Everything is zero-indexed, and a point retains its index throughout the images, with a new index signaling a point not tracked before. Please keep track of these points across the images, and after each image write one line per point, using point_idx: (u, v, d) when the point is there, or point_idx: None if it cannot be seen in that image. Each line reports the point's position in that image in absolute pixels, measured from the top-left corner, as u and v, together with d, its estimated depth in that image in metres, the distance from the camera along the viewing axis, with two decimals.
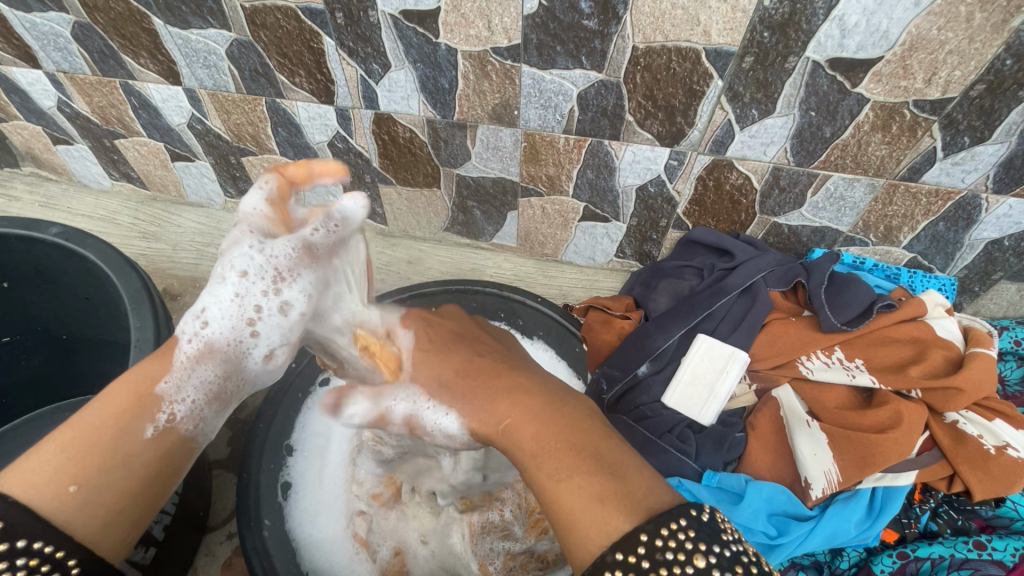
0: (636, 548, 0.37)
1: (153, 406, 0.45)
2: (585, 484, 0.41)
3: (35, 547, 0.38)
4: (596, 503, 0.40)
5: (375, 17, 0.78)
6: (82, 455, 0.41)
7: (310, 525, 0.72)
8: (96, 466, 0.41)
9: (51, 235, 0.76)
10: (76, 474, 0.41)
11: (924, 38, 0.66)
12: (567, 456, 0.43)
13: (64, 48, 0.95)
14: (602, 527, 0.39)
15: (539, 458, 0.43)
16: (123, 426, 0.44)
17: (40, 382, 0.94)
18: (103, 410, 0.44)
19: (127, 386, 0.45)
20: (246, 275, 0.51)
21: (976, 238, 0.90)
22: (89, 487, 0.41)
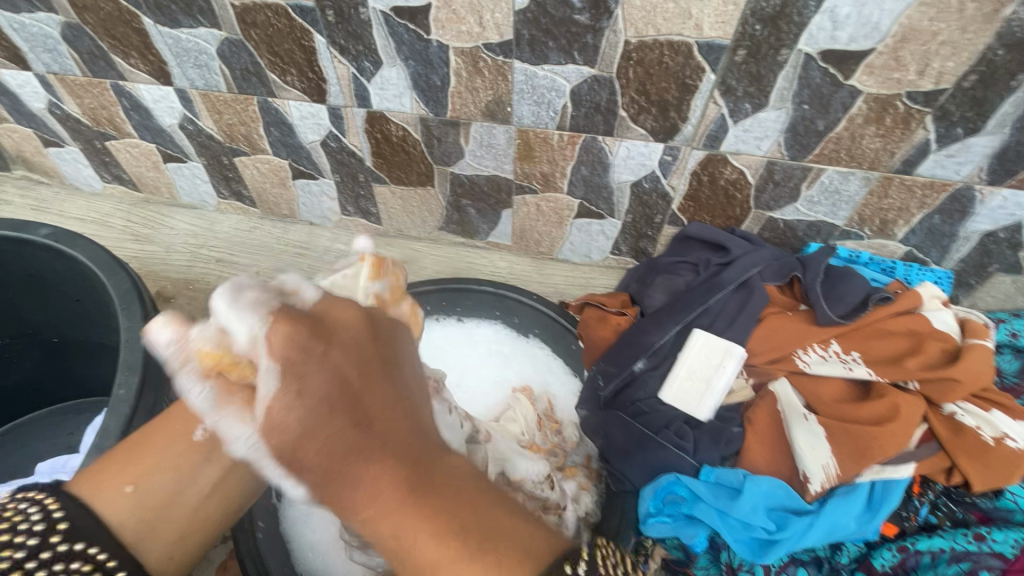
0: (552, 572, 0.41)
1: (194, 421, 0.52)
2: (446, 536, 0.40)
3: (88, 552, 0.45)
4: (456, 563, 0.39)
5: (366, 14, 0.78)
6: (139, 463, 0.51)
7: (303, 526, 0.72)
8: (148, 476, 0.50)
9: (41, 236, 0.75)
10: (132, 477, 0.50)
11: (916, 29, 0.66)
12: (444, 523, 0.40)
13: (54, 49, 0.94)
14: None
15: (388, 499, 0.40)
16: (177, 438, 0.52)
17: (33, 386, 0.93)
18: (169, 429, 0.53)
19: (175, 413, 0.53)
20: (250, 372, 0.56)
21: (972, 230, 0.89)
22: (141, 490, 0.50)
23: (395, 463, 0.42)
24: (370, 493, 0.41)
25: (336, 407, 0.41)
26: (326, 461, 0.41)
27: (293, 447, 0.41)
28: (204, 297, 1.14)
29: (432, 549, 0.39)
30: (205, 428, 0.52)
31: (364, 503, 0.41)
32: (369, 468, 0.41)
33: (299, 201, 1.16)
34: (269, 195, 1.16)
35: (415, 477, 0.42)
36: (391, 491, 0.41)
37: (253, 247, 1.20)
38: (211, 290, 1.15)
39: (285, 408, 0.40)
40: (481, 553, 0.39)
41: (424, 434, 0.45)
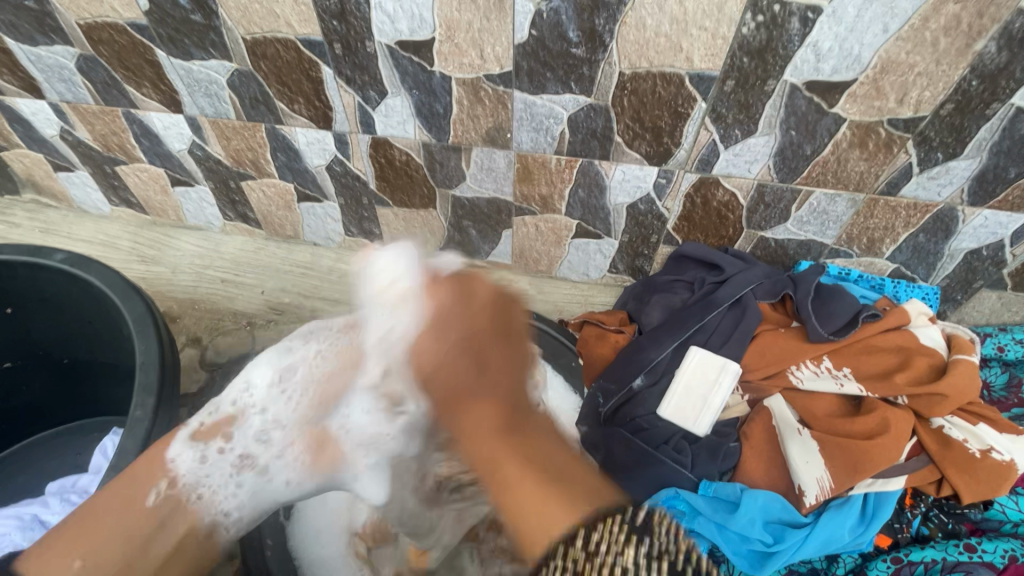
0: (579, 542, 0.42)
1: (146, 486, 0.57)
2: (540, 480, 0.46)
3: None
4: (552, 504, 0.44)
5: (372, 47, 0.81)
6: (81, 539, 0.52)
7: (314, 543, 0.74)
8: (95, 544, 0.52)
9: (56, 261, 0.77)
10: (79, 551, 0.52)
11: (894, 62, 0.70)
12: (520, 462, 0.48)
13: (68, 79, 0.97)
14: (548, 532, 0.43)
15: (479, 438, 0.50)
16: (129, 503, 0.55)
17: (42, 407, 0.95)
18: (111, 496, 0.56)
19: (122, 483, 0.57)
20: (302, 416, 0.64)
21: (956, 248, 0.93)
22: (86, 562, 0.51)
23: (505, 394, 0.52)
24: (469, 430, 0.51)
25: (465, 352, 0.52)
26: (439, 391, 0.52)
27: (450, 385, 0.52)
28: (211, 317, 1.18)
29: (517, 481, 0.47)
30: (161, 489, 0.57)
31: (473, 437, 0.50)
32: (483, 412, 0.51)
33: (303, 222, 1.19)
34: (274, 217, 1.19)
35: (510, 429, 0.50)
36: (490, 425, 0.50)
37: (258, 267, 1.23)
38: (216, 310, 1.18)
39: (430, 347, 0.53)
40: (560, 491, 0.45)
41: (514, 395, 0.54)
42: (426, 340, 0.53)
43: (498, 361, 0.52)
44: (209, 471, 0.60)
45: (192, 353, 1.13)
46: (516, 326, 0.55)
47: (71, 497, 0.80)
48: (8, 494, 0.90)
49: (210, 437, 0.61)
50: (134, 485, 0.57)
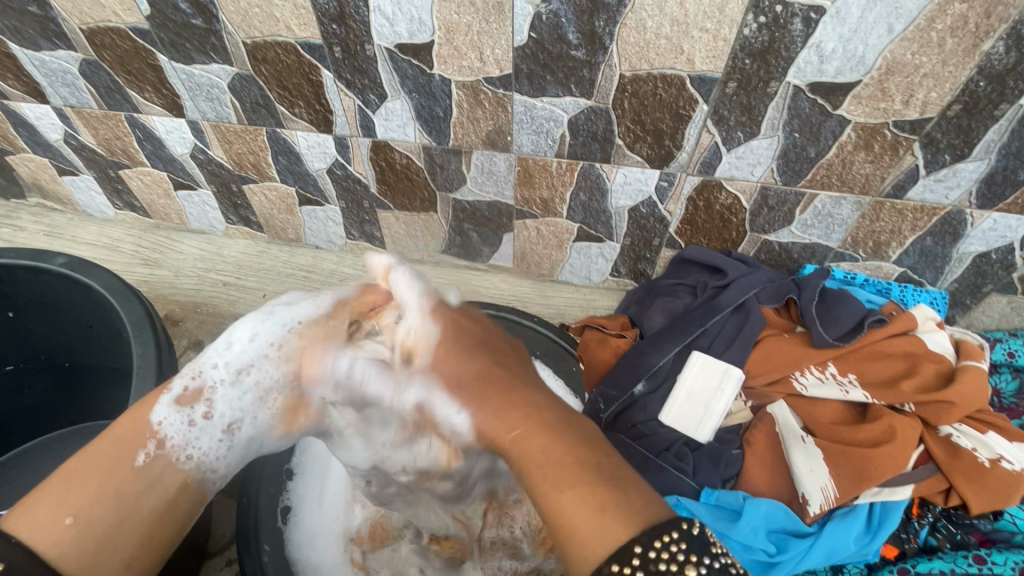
0: (630, 560, 0.41)
1: (144, 438, 0.51)
2: (597, 496, 0.44)
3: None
4: (598, 513, 0.43)
5: (371, 50, 0.81)
6: (77, 492, 0.47)
7: (309, 549, 0.73)
8: (87, 499, 0.47)
9: (57, 265, 0.77)
10: (71, 507, 0.46)
11: (900, 62, 0.69)
12: (570, 452, 0.47)
13: (72, 84, 0.98)
14: (605, 541, 0.42)
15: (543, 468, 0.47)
16: (114, 462, 0.49)
17: (43, 409, 0.95)
18: (94, 454, 0.49)
19: (120, 429, 0.52)
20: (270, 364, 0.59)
21: (964, 252, 0.91)
22: (80, 519, 0.46)
23: (551, 417, 0.50)
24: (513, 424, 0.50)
25: (488, 398, 0.52)
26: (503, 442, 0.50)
27: (500, 435, 0.50)
28: (212, 321, 1.16)
29: (564, 490, 0.45)
30: (152, 446, 0.51)
31: (523, 452, 0.49)
32: (523, 431, 0.49)
33: (305, 226, 1.19)
34: (276, 221, 1.19)
35: (573, 449, 0.47)
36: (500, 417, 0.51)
37: (260, 270, 1.23)
38: (221, 315, 1.17)
39: (487, 422, 0.51)
40: (604, 509, 0.43)
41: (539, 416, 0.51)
42: (453, 351, 0.56)
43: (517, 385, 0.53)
44: (198, 436, 0.55)
45: (192, 357, 1.10)
46: (510, 361, 0.58)
47: None
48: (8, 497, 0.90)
49: (194, 401, 0.56)
50: (124, 441, 0.51)
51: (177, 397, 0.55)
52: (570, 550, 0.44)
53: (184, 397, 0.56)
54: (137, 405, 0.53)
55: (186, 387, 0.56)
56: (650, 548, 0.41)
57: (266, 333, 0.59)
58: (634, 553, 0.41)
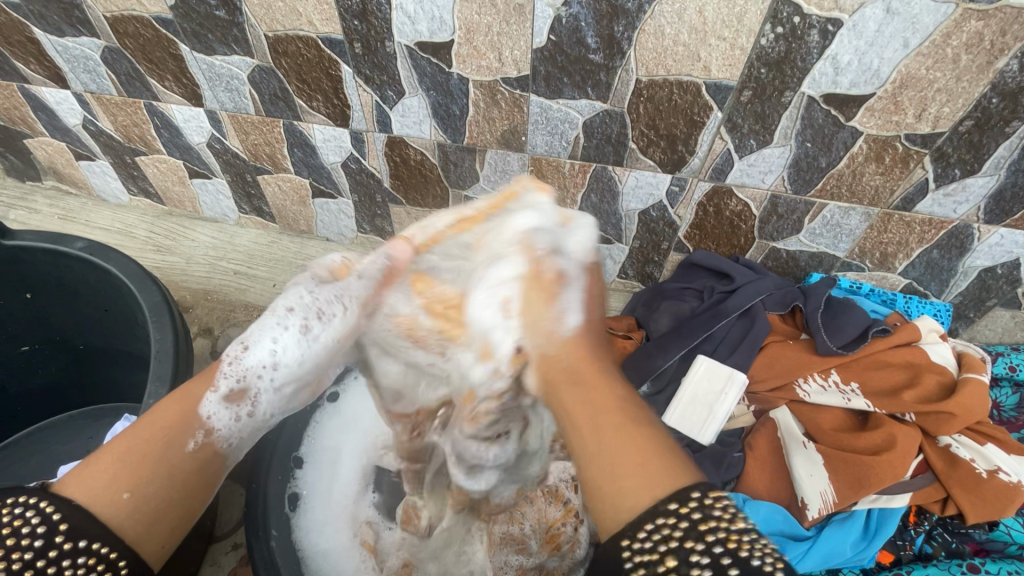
0: (687, 503, 0.38)
1: (190, 427, 0.47)
2: (656, 443, 0.41)
3: (93, 548, 0.42)
4: (642, 467, 0.39)
5: (392, 47, 0.82)
6: (128, 466, 0.43)
7: (317, 534, 0.75)
8: (146, 473, 0.44)
9: (77, 249, 0.79)
10: (129, 482, 0.43)
11: (914, 77, 0.70)
12: (617, 403, 0.43)
13: (93, 70, 0.99)
14: (653, 486, 0.39)
15: (584, 421, 0.42)
16: (167, 438, 0.46)
17: (56, 390, 0.97)
18: (149, 425, 0.46)
19: (172, 402, 0.48)
20: (288, 309, 0.55)
21: (970, 266, 0.92)
22: (140, 493, 0.43)
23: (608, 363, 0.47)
24: (568, 401, 0.43)
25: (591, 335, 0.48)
26: (577, 373, 0.45)
27: (556, 375, 0.45)
28: (222, 308, 1.18)
29: (620, 443, 0.40)
30: (201, 435, 0.48)
31: (576, 413, 0.42)
32: (577, 387, 0.44)
33: (317, 218, 1.20)
34: (289, 212, 1.20)
35: (633, 398, 0.44)
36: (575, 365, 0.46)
37: (270, 261, 1.24)
38: (230, 302, 1.19)
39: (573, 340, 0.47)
40: (664, 454, 0.41)
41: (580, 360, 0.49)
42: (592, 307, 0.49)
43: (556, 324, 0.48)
44: (241, 429, 0.52)
45: (202, 344, 1.13)
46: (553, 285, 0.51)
47: None
48: (19, 475, 0.91)
49: (243, 398, 0.52)
50: (181, 417, 0.47)
51: (224, 395, 0.51)
52: (607, 502, 0.40)
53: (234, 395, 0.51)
54: (191, 381, 0.50)
55: (231, 386, 0.51)
56: (706, 497, 0.38)
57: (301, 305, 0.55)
58: (691, 497, 0.38)
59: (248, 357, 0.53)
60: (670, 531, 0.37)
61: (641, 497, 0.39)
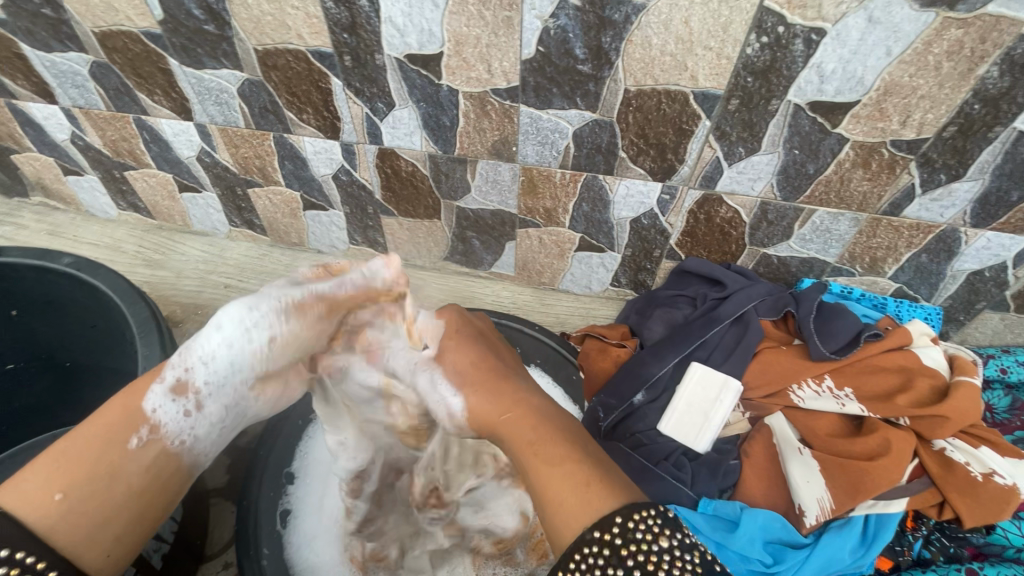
0: (611, 528, 0.46)
1: (133, 424, 0.52)
2: (583, 471, 0.50)
3: (15, 556, 0.43)
4: (582, 489, 0.49)
5: (381, 60, 0.82)
6: (65, 467, 0.48)
7: (307, 550, 0.74)
8: (76, 476, 0.48)
9: (63, 264, 0.78)
10: (61, 483, 0.48)
11: (897, 84, 0.71)
12: (572, 444, 0.53)
13: (81, 85, 0.99)
14: (587, 512, 0.47)
15: (537, 451, 0.52)
16: (109, 438, 0.51)
17: (43, 408, 0.95)
18: (96, 427, 0.51)
19: (117, 406, 0.53)
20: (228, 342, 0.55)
21: (959, 269, 0.93)
22: (70, 494, 0.48)
23: (543, 404, 0.57)
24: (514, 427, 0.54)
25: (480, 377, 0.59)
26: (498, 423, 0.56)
27: (495, 415, 0.56)
28: (213, 322, 1.16)
29: (555, 466, 0.50)
30: (145, 432, 0.52)
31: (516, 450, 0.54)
32: (513, 416, 0.55)
33: (308, 230, 1.19)
34: (279, 224, 1.20)
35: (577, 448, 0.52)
36: (532, 414, 0.55)
37: (262, 274, 1.23)
38: None
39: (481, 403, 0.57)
40: (590, 484, 0.49)
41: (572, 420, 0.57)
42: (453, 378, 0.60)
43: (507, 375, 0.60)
44: (193, 424, 0.56)
45: None
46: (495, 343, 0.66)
47: None
48: None
49: (187, 391, 0.55)
50: (117, 426, 0.52)
51: (170, 388, 0.55)
52: (554, 521, 0.49)
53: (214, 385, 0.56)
54: (131, 390, 0.54)
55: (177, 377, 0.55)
56: (627, 521, 0.46)
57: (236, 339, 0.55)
58: (615, 523, 0.46)
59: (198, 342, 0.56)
60: (597, 557, 0.45)
61: (581, 517, 0.47)
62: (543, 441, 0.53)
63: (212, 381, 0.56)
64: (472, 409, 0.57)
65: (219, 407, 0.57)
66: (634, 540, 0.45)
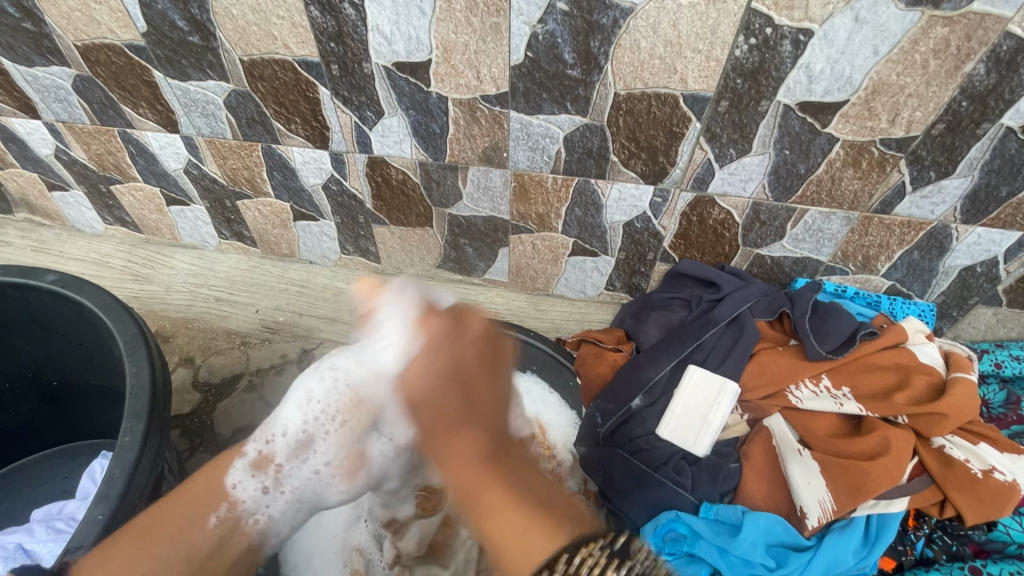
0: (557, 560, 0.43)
1: (213, 504, 0.55)
2: (515, 501, 0.49)
3: None
4: (524, 531, 0.46)
5: (369, 68, 0.82)
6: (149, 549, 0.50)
7: (305, 568, 0.73)
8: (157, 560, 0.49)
9: (48, 282, 0.76)
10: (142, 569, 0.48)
11: (885, 83, 0.71)
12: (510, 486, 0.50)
13: (64, 99, 0.97)
14: (529, 551, 0.45)
15: (485, 487, 0.50)
16: (194, 525, 0.53)
17: (31, 429, 0.93)
18: (183, 503, 0.54)
19: (186, 497, 0.55)
20: (309, 399, 0.60)
21: (950, 265, 0.93)
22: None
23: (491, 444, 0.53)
24: (454, 459, 0.52)
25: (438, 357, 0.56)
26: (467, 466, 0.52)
27: (461, 452, 0.52)
28: (203, 336, 1.14)
29: (497, 495, 0.50)
30: (223, 509, 0.56)
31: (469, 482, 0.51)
32: (472, 445, 0.52)
33: (299, 240, 1.18)
34: (270, 235, 1.18)
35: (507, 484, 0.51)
36: (475, 457, 0.52)
37: (253, 286, 1.21)
38: (212, 329, 1.15)
39: (417, 379, 0.56)
40: (540, 517, 0.47)
41: (514, 465, 0.54)
42: (420, 367, 0.56)
43: (485, 396, 0.54)
44: (269, 500, 0.59)
45: (184, 374, 1.09)
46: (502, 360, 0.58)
47: (57, 523, 0.78)
48: None
49: (266, 466, 0.59)
50: (201, 501, 0.55)
51: (249, 465, 0.58)
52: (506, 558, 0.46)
53: (296, 449, 0.60)
54: (213, 465, 0.57)
55: (259, 451, 0.60)
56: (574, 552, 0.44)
57: (315, 396, 0.61)
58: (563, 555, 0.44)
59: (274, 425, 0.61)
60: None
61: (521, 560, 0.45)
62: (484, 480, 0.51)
63: (289, 454, 0.60)
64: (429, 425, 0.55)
65: (292, 484, 0.60)
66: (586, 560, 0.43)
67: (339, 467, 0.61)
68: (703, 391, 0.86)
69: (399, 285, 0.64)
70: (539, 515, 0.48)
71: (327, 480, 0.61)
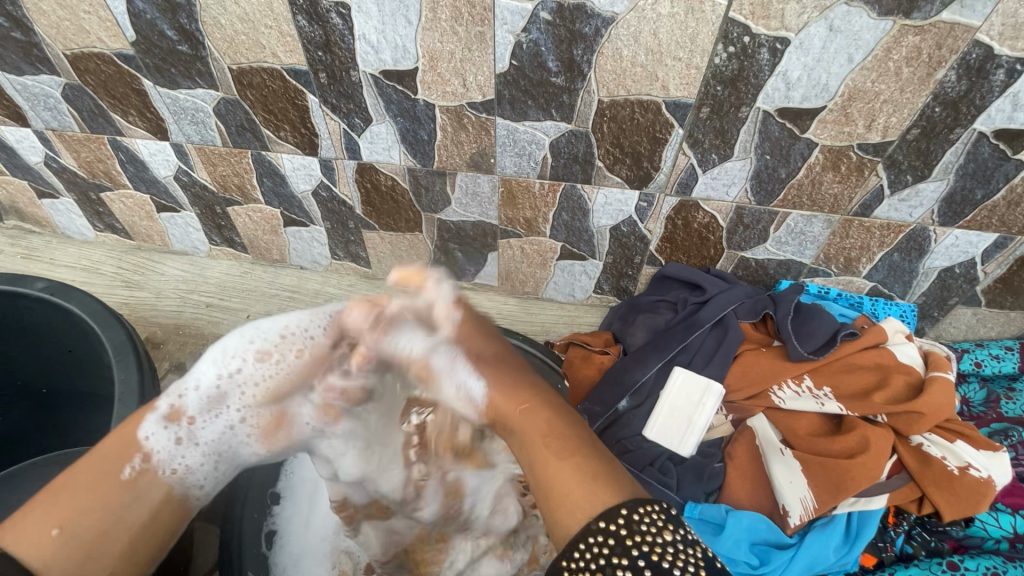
0: (616, 520, 0.44)
1: (130, 452, 0.52)
2: (586, 469, 0.48)
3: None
4: (591, 479, 0.47)
5: (356, 76, 0.83)
6: (64, 504, 0.48)
7: (294, 570, 0.73)
8: (77, 511, 0.48)
9: (37, 289, 0.76)
10: (58, 518, 0.47)
11: (861, 90, 0.73)
12: (567, 432, 0.51)
13: (54, 107, 0.98)
14: (594, 501, 0.46)
15: (549, 439, 0.50)
16: (105, 475, 0.50)
17: (21, 435, 0.93)
18: (94, 457, 0.51)
19: (101, 451, 0.52)
20: (236, 347, 0.58)
21: (930, 267, 0.95)
22: (68, 531, 0.47)
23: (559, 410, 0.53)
24: (524, 416, 0.52)
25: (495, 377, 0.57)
26: (514, 416, 0.53)
27: (510, 408, 0.54)
28: (194, 342, 1.14)
29: (563, 457, 0.48)
30: (139, 460, 0.52)
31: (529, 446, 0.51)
32: (530, 409, 0.53)
33: (289, 246, 1.19)
34: (260, 241, 1.19)
35: (576, 435, 0.51)
36: (544, 420, 0.52)
37: (244, 292, 1.22)
38: (202, 335, 1.16)
39: (499, 392, 0.55)
40: (597, 477, 0.47)
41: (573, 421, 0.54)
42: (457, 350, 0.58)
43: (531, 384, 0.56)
44: (183, 451, 0.56)
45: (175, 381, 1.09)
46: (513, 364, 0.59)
47: None
48: None
49: (179, 419, 0.56)
50: (119, 448, 0.52)
51: (162, 419, 0.56)
52: (558, 513, 0.47)
53: (210, 402, 0.58)
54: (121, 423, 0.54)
55: (172, 404, 0.57)
56: (633, 513, 0.44)
57: (237, 350, 0.58)
58: (620, 515, 0.44)
59: (198, 388, 0.57)
60: (601, 548, 0.43)
61: (582, 513, 0.45)
62: (537, 442, 0.50)
63: (201, 407, 0.58)
64: (492, 404, 0.55)
65: (209, 437, 0.58)
66: (640, 532, 0.43)
67: (254, 425, 0.59)
68: (688, 392, 0.88)
69: (439, 278, 0.58)
70: (597, 471, 0.48)
71: (242, 437, 0.60)
